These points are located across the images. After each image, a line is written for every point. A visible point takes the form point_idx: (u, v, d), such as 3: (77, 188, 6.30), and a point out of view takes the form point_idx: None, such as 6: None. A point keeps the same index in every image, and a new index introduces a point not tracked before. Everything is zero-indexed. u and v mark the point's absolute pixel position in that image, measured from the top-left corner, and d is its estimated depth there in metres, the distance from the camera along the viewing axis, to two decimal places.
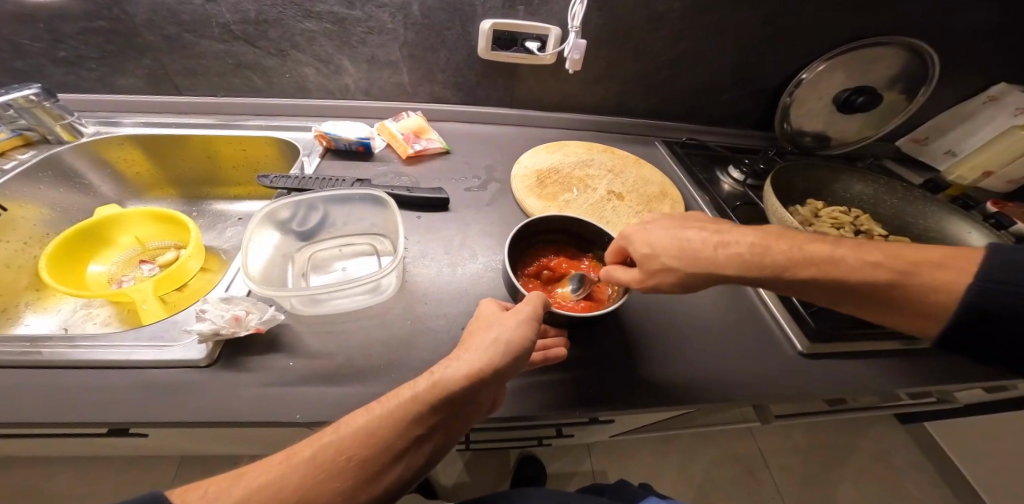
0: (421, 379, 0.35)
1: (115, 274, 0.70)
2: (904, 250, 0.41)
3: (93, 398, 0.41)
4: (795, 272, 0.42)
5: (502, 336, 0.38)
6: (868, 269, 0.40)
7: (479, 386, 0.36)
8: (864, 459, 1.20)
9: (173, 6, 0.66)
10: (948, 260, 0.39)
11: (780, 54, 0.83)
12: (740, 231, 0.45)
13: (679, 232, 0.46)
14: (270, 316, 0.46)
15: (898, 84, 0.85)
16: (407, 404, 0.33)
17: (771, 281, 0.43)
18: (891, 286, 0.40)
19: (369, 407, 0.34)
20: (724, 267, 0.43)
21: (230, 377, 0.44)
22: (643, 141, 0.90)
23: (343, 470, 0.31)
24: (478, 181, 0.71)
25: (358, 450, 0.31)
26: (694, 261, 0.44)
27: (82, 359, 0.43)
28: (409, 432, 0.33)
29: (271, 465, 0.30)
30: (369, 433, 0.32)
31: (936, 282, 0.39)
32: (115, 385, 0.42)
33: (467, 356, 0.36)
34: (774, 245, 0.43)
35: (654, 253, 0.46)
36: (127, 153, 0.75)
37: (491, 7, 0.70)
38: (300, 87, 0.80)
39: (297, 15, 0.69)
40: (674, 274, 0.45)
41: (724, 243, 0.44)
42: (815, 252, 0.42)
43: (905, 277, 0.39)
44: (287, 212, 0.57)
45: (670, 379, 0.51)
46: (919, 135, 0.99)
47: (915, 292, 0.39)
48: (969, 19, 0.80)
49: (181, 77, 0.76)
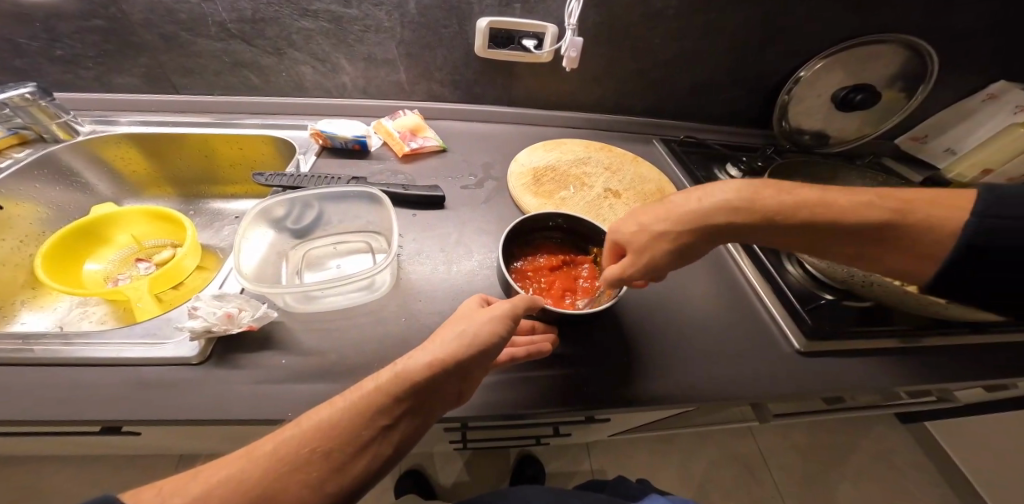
0: (385, 371, 0.35)
1: (111, 273, 0.70)
2: (896, 192, 0.42)
3: (85, 395, 0.41)
4: (788, 216, 0.42)
5: (470, 328, 0.38)
6: (859, 208, 0.41)
7: (445, 376, 0.36)
8: (865, 458, 1.19)
9: (170, 4, 0.66)
10: (940, 200, 0.41)
11: (778, 52, 0.82)
12: (724, 183, 0.45)
13: (666, 198, 0.47)
14: (263, 314, 0.46)
15: (897, 82, 0.85)
16: (370, 396, 0.33)
17: (764, 226, 0.43)
18: (882, 225, 0.41)
19: (332, 401, 0.34)
20: (715, 216, 0.44)
21: (223, 375, 0.44)
22: (641, 140, 0.90)
23: (306, 462, 0.30)
24: (475, 179, 0.71)
25: (321, 442, 0.31)
26: (683, 216, 0.44)
27: (75, 356, 0.43)
28: (374, 423, 0.33)
29: (230, 461, 0.29)
30: (333, 424, 0.32)
31: (932, 218, 0.40)
32: (107, 383, 0.42)
33: (432, 347, 0.36)
34: (762, 193, 0.44)
35: (643, 227, 0.46)
36: (124, 151, 0.75)
37: (487, 5, 0.70)
38: (297, 85, 0.80)
39: (294, 13, 0.69)
40: (665, 232, 0.44)
41: (713, 194, 0.45)
42: (805, 196, 0.43)
43: (900, 215, 0.41)
44: (282, 209, 0.56)
45: (666, 377, 0.50)
46: (919, 132, 0.99)
47: (911, 230, 0.40)
48: (968, 17, 0.80)
49: (178, 75, 0.76)
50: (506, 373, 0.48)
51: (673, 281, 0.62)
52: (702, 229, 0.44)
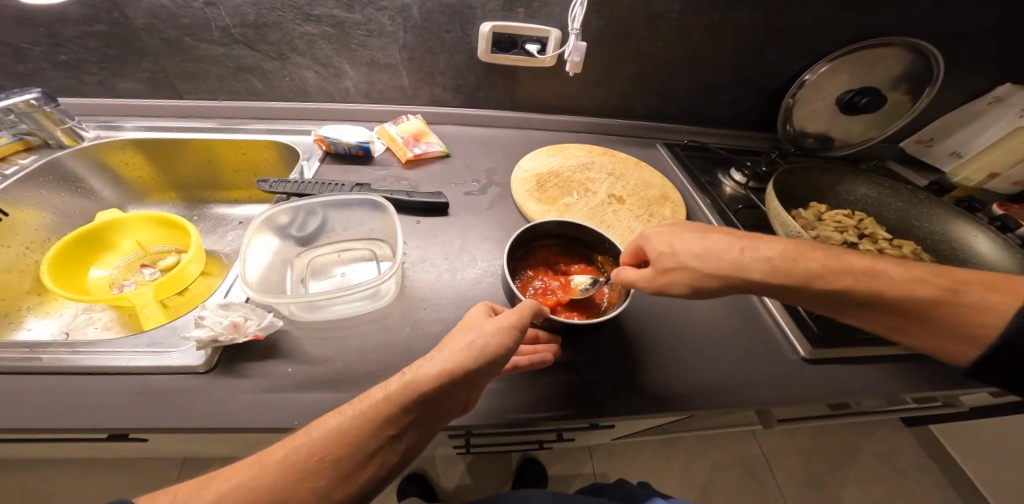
0: (393, 380, 0.35)
1: (116, 278, 0.70)
2: (945, 271, 0.40)
3: (93, 404, 0.41)
4: (823, 281, 0.41)
5: (478, 340, 0.38)
6: (909, 283, 0.40)
7: (452, 387, 0.36)
8: (869, 461, 1.19)
9: (173, 9, 0.66)
10: (993, 286, 0.38)
11: (782, 55, 0.82)
12: (771, 239, 0.45)
13: (704, 236, 0.46)
14: (269, 322, 0.46)
15: (902, 85, 0.85)
16: (378, 404, 0.33)
17: (800, 288, 0.42)
18: (930, 302, 0.39)
19: (341, 409, 0.34)
20: (748, 271, 0.43)
21: (228, 383, 0.44)
22: (644, 143, 0.89)
23: (315, 469, 0.31)
24: (478, 185, 0.71)
25: (330, 451, 0.31)
26: (717, 262, 0.44)
27: (82, 365, 0.43)
28: (382, 432, 0.33)
29: (242, 468, 0.30)
30: (342, 432, 0.32)
31: (988, 303, 0.37)
32: (114, 391, 0.42)
33: (441, 357, 0.36)
34: (808, 254, 0.43)
35: (675, 251, 0.46)
36: (129, 156, 0.75)
37: (490, 10, 0.69)
38: (300, 90, 0.80)
39: (297, 18, 0.69)
40: (690, 275, 0.44)
41: (756, 248, 0.44)
42: (853, 264, 0.42)
43: (952, 294, 0.38)
44: (286, 216, 0.56)
45: (672, 386, 0.50)
46: (925, 136, 0.97)
47: (955, 312, 0.38)
48: (974, 19, 0.79)
49: (181, 80, 0.76)
50: (511, 382, 0.48)
51: None
52: (733, 280, 0.43)
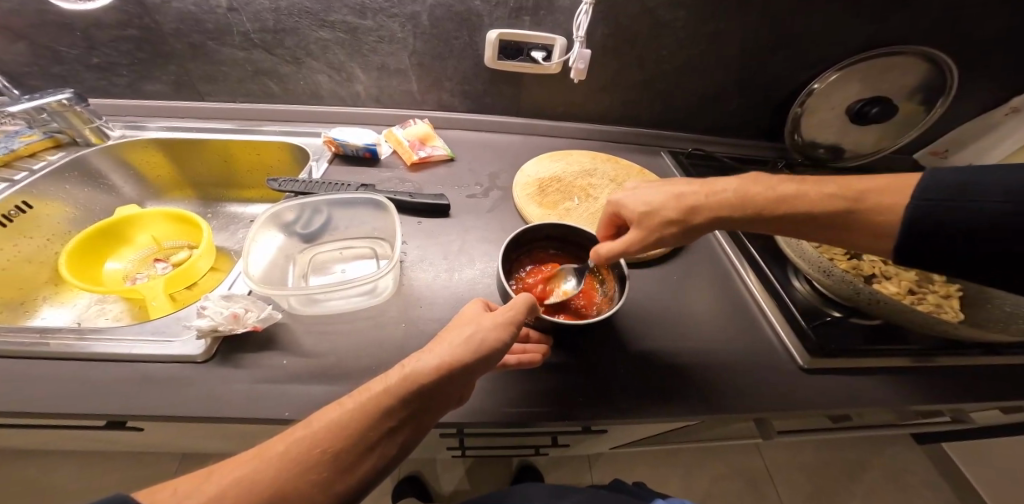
0: (392, 373, 0.36)
1: (130, 271, 0.73)
2: (852, 181, 0.45)
3: (95, 389, 0.43)
4: (775, 209, 0.46)
5: (476, 335, 0.38)
6: (826, 200, 0.45)
7: (449, 380, 0.37)
8: (881, 480, 1.15)
9: (198, 15, 0.69)
10: (892, 187, 0.43)
11: (788, 64, 0.82)
12: (722, 177, 0.49)
13: (664, 189, 0.49)
14: (268, 315, 0.47)
15: (916, 95, 0.84)
16: (377, 397, 0.34)
17: (755, 219, 0.47)
18: (845, 213, 0.44)
19: (339, 402, 0.34)
20: (716, 211, 0.47)
21: (225, 373, 0.45)
22: (648, 151, 0.90)
23: (315, 462, 0.31)
24: (481, 188, 0.72)
25: (329, 443, 0.32)
26: (682, 207, 0.47)
27: (87, 350, 0.45)
28: (383, 424, 0.34)
29: (242, 462, 0.30)
30: (342, 425, 0.32)
31: (884, 205, 0.42)
32: (116, 378, 0.44)
33: (439, 351, 0.37)
34: (752, 189, 0.47)
35: (651, 211, 0.48)
36: (150, 156, 0.79)
37: (497, 17, 0.71)
38: (314, 94, 0.82)
39: (312, 24, 0.71)
40: (674, 224, 0.48)
41: (713, 190, 0.48)
42: (785, 192, 0.46)
43: (857, 204, 0.43)
44: (292, 213, 0.58)
45: (663, 391, 0.50)
46: (940, 147, 0.97)
47: (865, 217, 0.43)
48: (990, 28, 0.78)
49: (202, 83, 0.79)
50: (501, 380, 0.49)
51: (674, 293, 0.62)
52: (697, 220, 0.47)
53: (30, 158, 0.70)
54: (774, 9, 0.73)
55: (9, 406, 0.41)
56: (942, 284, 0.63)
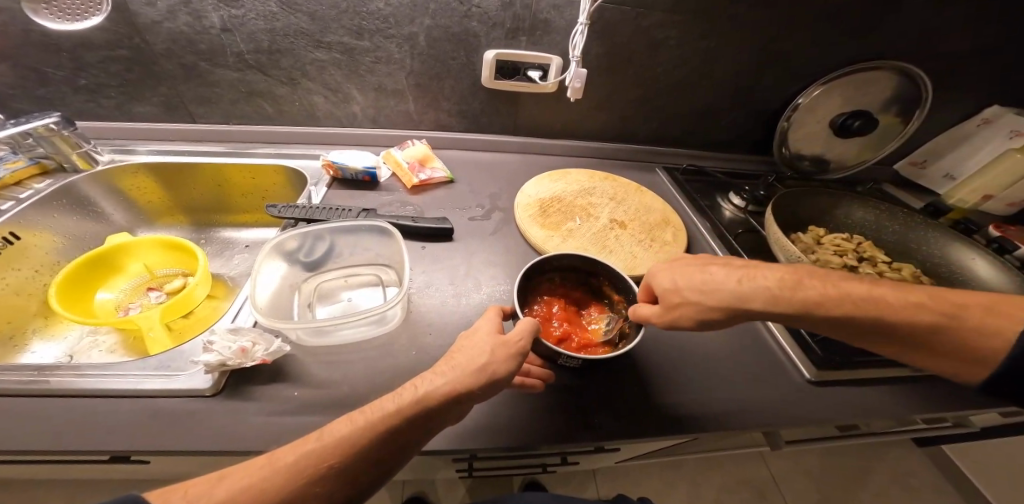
0: (404, 392, 0.37)
1: (122, 301, 0.70)
2: (936, 293, 0.43)
3: (97, 428, 0.41)
4: (834, 310, 0.43)
5: (488, 364, 0.39)
6: (909, 309, 0.42)
7: (456, 405, 0.37)
8: (879, 483, 1.17)
9: (191, 35, 0.68)
10: (988, 307, 0.42)
11: (777, 79, 0.84)
12: (768, 268, 0.47)
13: (702, 270, 0.47)
14: (277, 348, 0.46)
15: (893, 107, 0.86)
16: (388, 417, 0.35)
17: (801, 317, 0.44)
18: (928, 327, 0.42)
19: (351, 417, 0.35)
20: (756, 302, 0.44)
21: (235, 406, 0.44)
22: (644, 167, 0.91)
23: (320, 476, 0.32)
24: (482, 210, 0.72)
25: (337, 459, 0.33)
26: (716, 292, 0.45)
27: (89, 388, 0.44)
28: (389, 444, 0.35)
29: (255, 468, 0.32)
30: (348, 443, 0.33)
31: (981, 327, 0.41)
32: (119, 416, 0.42)
33: (449, 376, 0.38)
34: (805, 281, 0.45)
35: (677, 287, 0.47)
36: (141, 181, 0.77)
37: (494, 38, 0.72)
38: (310, 114, 0.81)
39: (308, 45, 0.71)
40: (700, 305, 0.46)
41: (757, 278, 0.46)
42: (851, 290, 0.44)
43: (948, 318, 0.42)
44: (294, 242, 0.57)
45: (678, 411, 0.50)
46: (918, 157, 0.99)
47: (957, 335, 0.41)
48: (962, 45, 0.81)
49: (194, 104, 0.78)
50: (516, 404, 0.49)
51: None
52: (734, 308, 0.45)
53: (15, 187, 0.68)
54: (763, 25, 0.75)
55: (10, 448, 0.40)
56: None
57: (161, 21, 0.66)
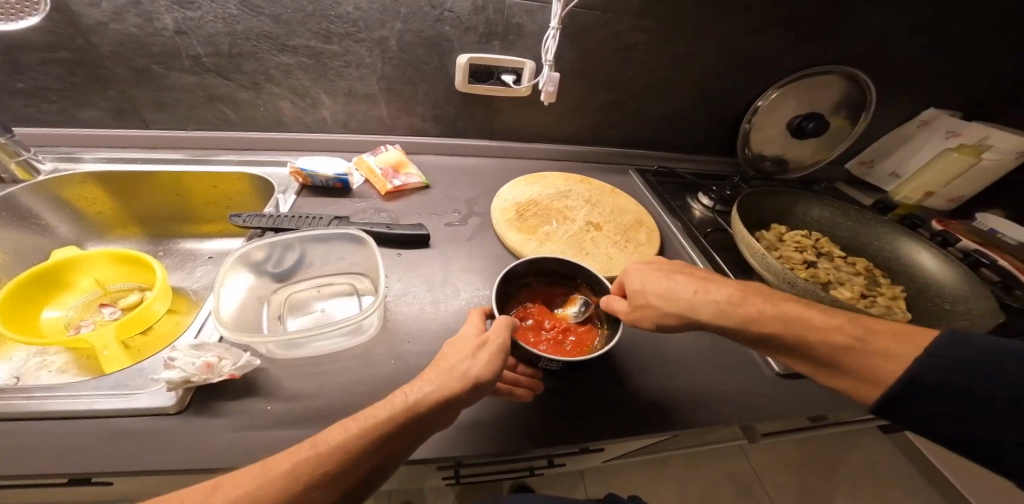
0: (396, 398, 0.36)
1: (73, 319, 0.66)
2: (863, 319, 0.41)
3: (46, 453, 0.38)
4: (758, 326, 0.43)
5: (472, 368, 0.38)
6: (826, 331, 0.40)
7: (449, 409, 0.37)
8: (845, 467, 1.24)
9: (142, 37, 0.64)
10: (901, 334, 0.39)
11: (740, 82, 0.88)
12: (720, 282, 0.47)
13: (666, 275, 0.48)
14: (246, 362, 0.44)
15: (845, 110, 0.92)
16: (382, 424, 0.34)
17: (736, 331, 0.44)
18: (838, 347, 0.39)
19: (345, 423, 0.34)
20: (697, 315, 0.45)
21: (203, 424, 0.41)
22: (617, 170, 0.93)
23: (315, 483, 0.31)
24: (459, 215, 0.72)
25: (332, 466, 0.32)
26: (672, 301, 0.46)
27: (36, 411, 0.40)
28: (381, 450, 0.34)
29: (249, 477, 0.30)
30: (343, 451, 0.32)
31: (886, 352, 0.38)
32: (72, 439, 0.39)
33: (442, 381, 0.37)
34: (749, 299, 0.44)
35: (642, 291, 0.48)
36: (89, 190, 0.72)
37: (467, 42, 0.72)
38: (276, 119, 0.78)
39: (272, 48, 0.68)
40: (653, 315, 0.47)
41: (707, 290, 0.46)
42: (785, 310, 0.43)
43: (858, 342, 0.39)
44: (262, 252, 0.55)
45: (658, 408, 0.51)
46: (866, 158, 1.06)
47: (860, 358, 0.38)
48: (903, 52, 0.88)
49: (148, 109, 0.74)
50: (500, 410, 0.48)
51: None
52: (684, 317, 0.45)
53: None
54: (725, 31, 0.78)
55: None
56: (889, 286, 0.65)
57: (107, 22, 0.62)
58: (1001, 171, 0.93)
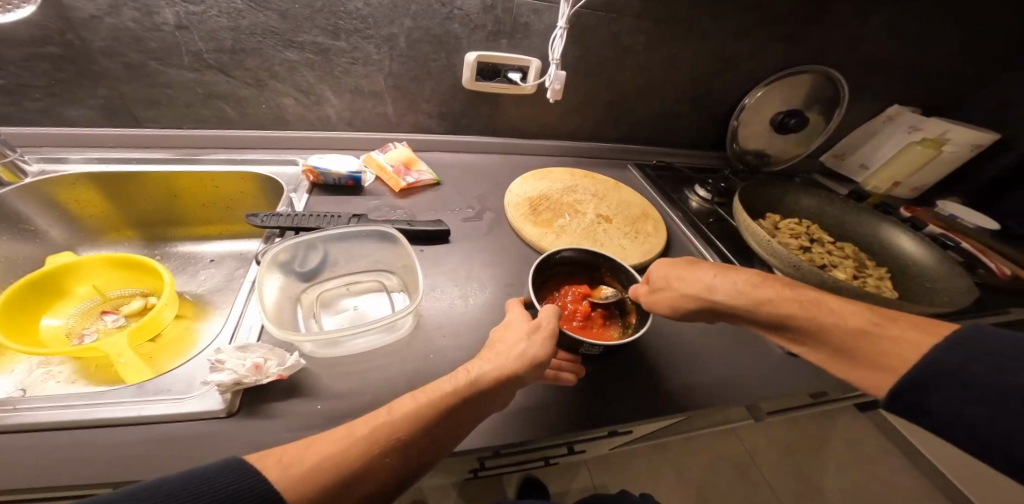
0: (458, 375, 0.38)
1: (74, 328, 0.63)
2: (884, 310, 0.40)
3: (97, 460, 0.37)
4: (776, 305, 0.44)
5: (527, 349, 0.41)
6: (843, 316, 0.40)
7: (504, 389, 0.39)
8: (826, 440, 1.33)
9: (138, 32, 0.61)
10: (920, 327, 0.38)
11: (731, 81, 0.92)
12: (742, 268, 0.48)
13: (689, 264, 0.51)
14: (293, 362, 0.43)
15: (822, 107, 0.98)
16: (447, 397, 0.36)
17: (756, 314, 0.45)
18: (855, 332, 0.39)
19: (413, 395, 0.36)
20: (716, 296, 0.47)
21: (254, 425, 0.41)
22: (616, 165, 0.96)
23: (389, 447, 0.33)
24: (473, 211, 0.73)
25: (405, 433, 0.34)
26: (692, 286, 0.48)
27: (80, 418, 0.39)
28: (447, 420, 0.36)
29: (329, 441, 0.32)
30: (414, 420, 0.34)
31: (901, 339, 0.37)
32: (121, 445, 0.38)
33: (498, 361, 0.40)
34: (768, 284, 0.45)
35: (664, 280, 0.51)
36: (81, 192, 0.69)
37: (475, 40, 0.73)
38: (278, 117, 0.75)
39: (278, 45, 0.65)
40: (673, 299, 0.49)
41: (727, 274, 0.48)
42: (804, 294, 0.44)
43: (876, 327, 0.39)
44: (287, 253, 0.54)
45: (682, 389, 0.55)
46: (838, 151, 1.13)
47: (875, 344, 0.38)
48: (875, 54, 0.95)
49: (141, 107, 0.70)
50: (538, 397, 0.50)
51: None
52: (702, 301, 0.48)
53: None
54: (719, 32, 0.82)
55: None
56: (875, 268, 0.70)
57: (101, 16, 0.59)
58: (955, 162, 1.04)
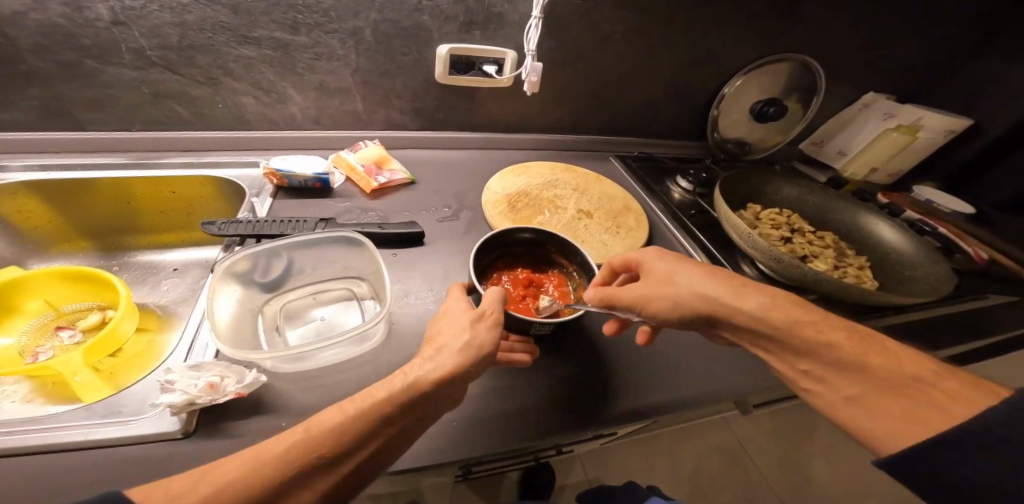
0: (396, 379, 0.35)
1: (27, 346, 0.59)
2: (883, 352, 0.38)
3: (36, 493, 0.34)
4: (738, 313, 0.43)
5: (471, 339, 0.39)
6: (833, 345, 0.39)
7: (449, 388, 0.37)
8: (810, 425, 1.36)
9: (68, 28, 0.54)
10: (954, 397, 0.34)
11: (711, 70, 0.91)
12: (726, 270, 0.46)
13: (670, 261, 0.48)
14: (253, 378, 0.41)
15: (800, 95, 0.98)
16: (381, 403, 0.33)
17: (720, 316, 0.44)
18: (847, 367, 0.38)
19: (343, 404, 0.33)
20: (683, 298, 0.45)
21: (214, 447, 0.38)
22: (598, 157, 0.95)
23: (309, 466, 0.30)
24: (450, 210, 0.70)
25: (330, 445, 0.31)
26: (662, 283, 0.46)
27: (19, 447, 0.36)
28: (378, 426, 0.33)
29: (239, 459, 0.29)
30: (342, 432, 0.32)
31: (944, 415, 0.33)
32: (64, 475, 0.35)
33: (439, 359, 0.37)
34: (746, 291, 0.43)
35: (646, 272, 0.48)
36: (25, 203, 0.63)
37: (447, 32, 0.69)
38: (237, 117, 0.69)
39: (230, 41, 0.59)
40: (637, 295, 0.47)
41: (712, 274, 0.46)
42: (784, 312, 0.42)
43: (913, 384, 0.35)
44: (245, 263, 0.50)
45: (666, 386, 0.54)
46: (817, 139, 1.12)
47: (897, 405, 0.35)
48: (853, 41, 0.94)
49: (81, 109, 0.63)
50: (519, 402, 0.48)
51: None
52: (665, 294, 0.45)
53: None
54: (698, 20, 0.80)
55: None
56: (856, 257, 0.69)
57: (25, 11, 0.52)
58: (930, 148, 1.06)
